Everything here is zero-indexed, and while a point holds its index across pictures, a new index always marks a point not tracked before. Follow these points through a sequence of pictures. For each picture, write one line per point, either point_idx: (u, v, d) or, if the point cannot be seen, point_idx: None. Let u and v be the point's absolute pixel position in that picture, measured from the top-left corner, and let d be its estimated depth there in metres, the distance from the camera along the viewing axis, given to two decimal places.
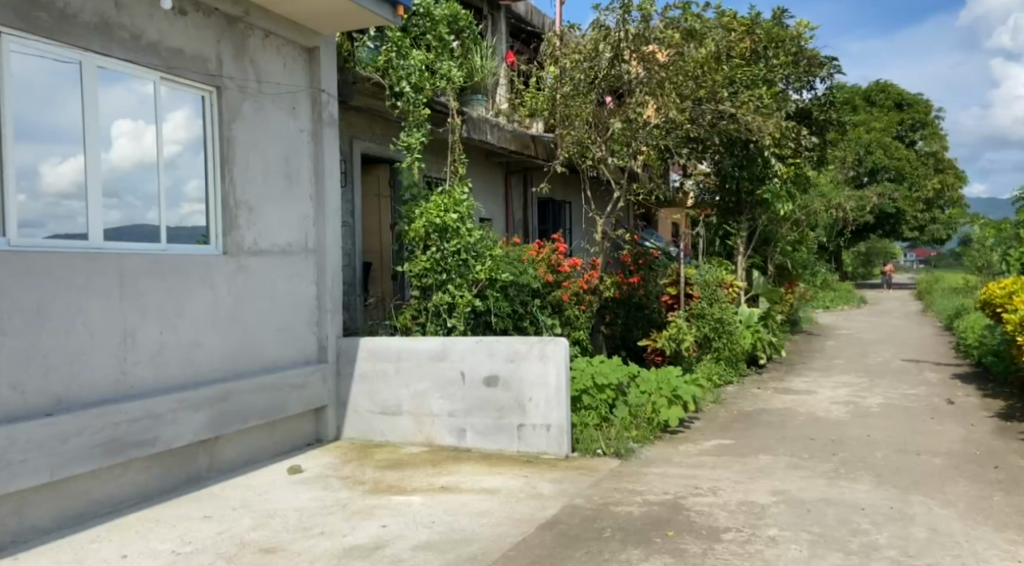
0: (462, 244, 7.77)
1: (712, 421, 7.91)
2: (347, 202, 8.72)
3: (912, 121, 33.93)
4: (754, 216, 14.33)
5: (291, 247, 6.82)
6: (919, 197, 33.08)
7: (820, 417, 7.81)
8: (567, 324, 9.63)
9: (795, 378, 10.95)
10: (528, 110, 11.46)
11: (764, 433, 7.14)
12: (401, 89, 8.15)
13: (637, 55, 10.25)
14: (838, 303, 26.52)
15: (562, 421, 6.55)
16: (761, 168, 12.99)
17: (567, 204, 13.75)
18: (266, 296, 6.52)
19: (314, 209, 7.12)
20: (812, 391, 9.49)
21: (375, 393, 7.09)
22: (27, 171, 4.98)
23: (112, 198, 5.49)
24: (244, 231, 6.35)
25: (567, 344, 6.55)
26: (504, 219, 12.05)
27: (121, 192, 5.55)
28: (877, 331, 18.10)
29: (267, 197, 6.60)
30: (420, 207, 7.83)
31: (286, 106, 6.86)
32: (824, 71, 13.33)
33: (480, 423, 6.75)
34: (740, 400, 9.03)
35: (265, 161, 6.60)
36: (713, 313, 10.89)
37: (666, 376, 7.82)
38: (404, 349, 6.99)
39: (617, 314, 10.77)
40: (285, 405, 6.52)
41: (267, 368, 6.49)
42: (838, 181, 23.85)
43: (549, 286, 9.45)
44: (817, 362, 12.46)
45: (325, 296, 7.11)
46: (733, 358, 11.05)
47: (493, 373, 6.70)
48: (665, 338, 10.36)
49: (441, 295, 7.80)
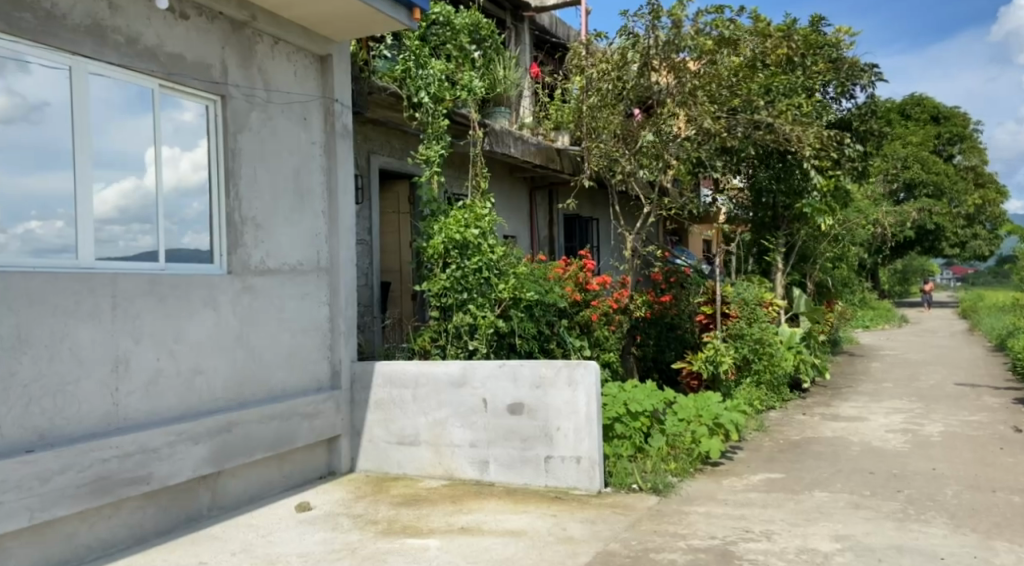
0: (484, 261, 7.33)
1: (756, 451, 7.33)
2: (364, 219, 8.31)
3: (950, 135, 33.06)
4: (795, 233, 13.73)
5: (301, 266, 6.36)
6: (958, 213, 32.17)
7: (875, 447, 7.21)
8: (596, 346, 9.11)
9: (842, 402, 10.31)
10: (554, 122, 11.01)
11: (814, 466, 6.60)
12: (419, 99, 7.73)
13: (668, 64, 9.80)
14: (877, 321, 25.68)
15: (593, 453, 6.01)
16: (799, 180, 12.50)
17: (594, 220, 13.20)
18: (275, 318, 6.06)
19: (327, 225, 6.67)
20: (863, 418, 8.88)
21: (391, 422, 6.60)
22: (66, 198, 4.83)
23: (144, 224, 5.29)
24: (251, 248, 5.89)
25: (598, 369, 6.02)
26: (530, 236, 11.56)
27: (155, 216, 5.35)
28: (923, 352, 17.36)
29: (276, 213, 6.14)
30: (439, 223, 7.39)
31: (296, 117, 6.41)
32: (868, 77, 12.60)
33: (503, 455, 6.23)
34: (784, 427, 8.44)
35: (274, 175, 6.15)
36: (753, 333, 10.22)
37: (706, 402, 7.28)
38: (422, 374, 6.50)
39: (649, 334, 10.42)
40: (295, 436, 6.04)
41: (276, 396, 6.01)
42: (878, 195, 23.06)
43: (577, 306, 9.00)
44: (863, 386, 11.81)
45: (338, 318, 6.64)
46: (773, 382, 10.47)
47: (518, 400, 6.19)
48: (702, 360, 9.73)
49: (463, 315, 7.32)
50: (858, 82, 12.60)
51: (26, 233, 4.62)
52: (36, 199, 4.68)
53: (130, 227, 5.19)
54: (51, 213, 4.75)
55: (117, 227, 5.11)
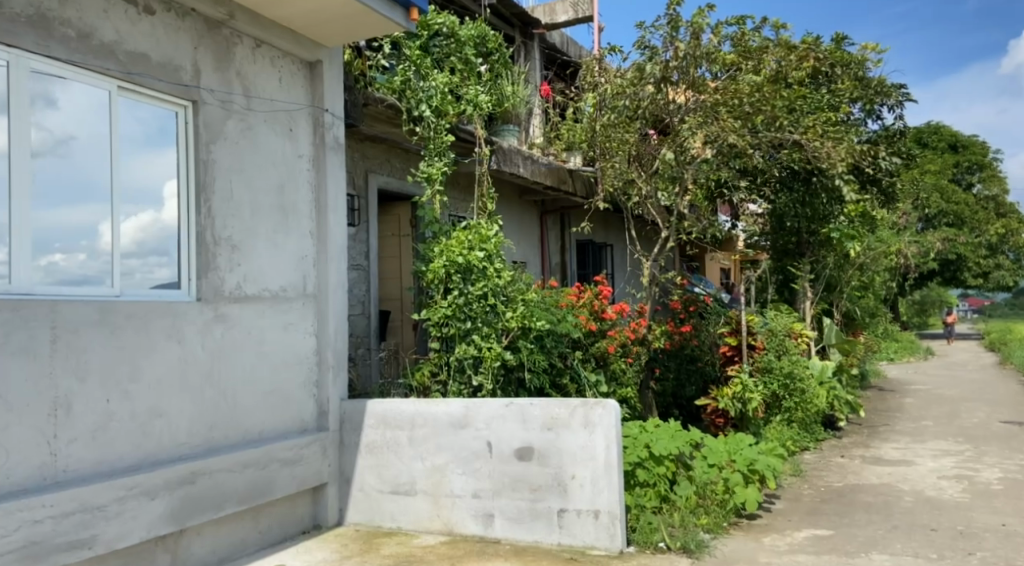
0: (489, 286, 6.62)
1: (796, 502, 6.72)
2: (361, 243, 7.69)
3: (969, 163, 32.28)
4: (818, 261, 13.14)
5: (284, 293, 5.61)
6: (981, 242, 31.36)
7: (930, 497, 6.75)
8: (612, 380, 8.34)
9: (881, 443, 9.58)
10: (565, 142, 10.41)
11: (866, 521, 6.14)
12: (420, 112, 7.04)
13: (687, 82, 9.16)
14: (901, 354, 24.85)
15: (614, 506, 5.25)
16: (824, 204, 11.87)
17: (608, 245, 12.49)
18: (252, 352, 5.30)
19: (316, 248, 5.91)
20: (910, 464, 8.19)
21: (385, 468, 5.86)
22: (87, 230, 4.54)
23: (162, 256, 4.91)
24: (225, 273, 5.16)
25: (618, 410, 5.29)
26: (541, 263, 10.87)
27: (157, 243, 4.89)
28: (957, 386, 16.58)
29: (255, 233, 5.39)
30: (439, 245, 6.71)
31: (282, 127, 5.67)
32: (896, 97, 11.79)
33: (511, 507, 5.49)
34: (824, 474, 7.71)
35: (255, 191, 5.40)
36: (782, 368, 9.43)
37: (738, 445, 6.52)
38: (420, 415, 5.77)
39: (669, 367, 9.55)
40: (274, 485, 5.29)
41: (252, 439, 5.26)
42: (902, 223, 22.23)
43: (592, 336, 8.28)
44: (901, 424, 11.07)
45: (326, 352, 5.88)
46: (806, 421, 9.62)
47: (527, 444, 5.45)
48: (729, 397, 9.03)
49: (465, 347, 6.58)
50: (885, 103, 11.80)
51: (51, 266, 4.34)
52: (53, 233, 4.37)
53: (145, 260, 4.82)
54: (73, 245, 4.46)
55: (132, 259, 4.75)
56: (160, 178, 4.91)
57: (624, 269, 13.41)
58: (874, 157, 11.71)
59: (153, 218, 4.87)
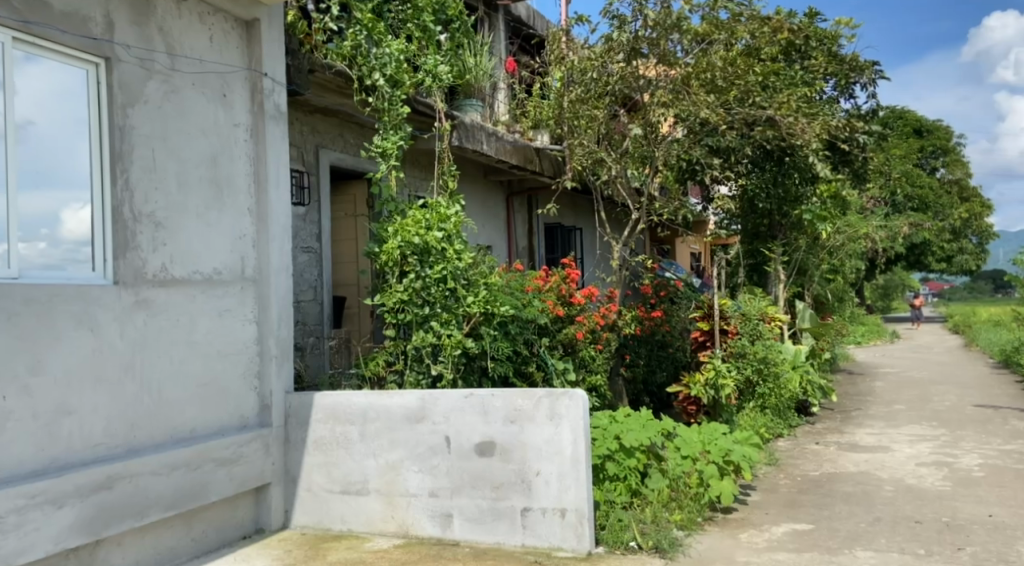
0: (448, 269, 6.12)
1: (772, 493, 6.36)
2: (311, 224, 7.21)
3: (933, 148, 32.33)
4: (790, 242, 12.94)
5: (218, 275, 5.11)
6: (945, 226, 31.57)
7: (911, 486, 6.43)
8: (581, 368, 7.95)
9: (856, 429, 9.31)
10: (532, 120, 9.88)
11: (847, 513, 5.80)
12: (373, 81, 6.55)
13: (658, 58, 8.83)
14: (869, 338, 24.87)
15: (581, 505, 4.86)
16: (796, 184, 11.62)
17: (577, 229, 12.04)
18: (181, 340, 4.81)
19: (255, 227, 5.41)
20: (887, 450, 7.88)
21: (334, 466, 5.41)
22: (48, 218, 4.30)
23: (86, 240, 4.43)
24: (148, 252, 4.65)
25: (586, 400, 4.89)
26: (508, 246, 10.40)
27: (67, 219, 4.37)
28: (926, 369, 16.50)
29: (183, 209, 4.88)
30: (394, 224, 6.18)
31: (213, 92, 5.15)
32: (868, 75, 11.45)
33: (471, 507, 5.08)
34: (800, 463, 7.35)
35: (182, 162, 4.89)
36: (755, 352, 9.11)
37: (713, 434, 6.18)
38: (372, 408, 5.33)
39: (639, 353, 9.26)
40: (208, 488, 4.82)
41: (183, 438, 4.78)
42: (871, 208, 22.12)
43: (559, 322, 7.82)
44: (874, 409, 10.85)
45: (268, 341, 5.39)
46: (779, 406, 9.36)
47: (489, 438, 5.04)
48: (702, 384, 8.65)
49: (423, 334, 6.10)
50: (856, 83, 11.49)
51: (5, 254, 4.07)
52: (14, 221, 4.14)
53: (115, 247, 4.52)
54: (32, 233, 4.22)
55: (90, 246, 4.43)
56: (71, 145, 4.39)
57: (594, 253, 13.01)
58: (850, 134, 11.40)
59: (61, 191, 4.35)
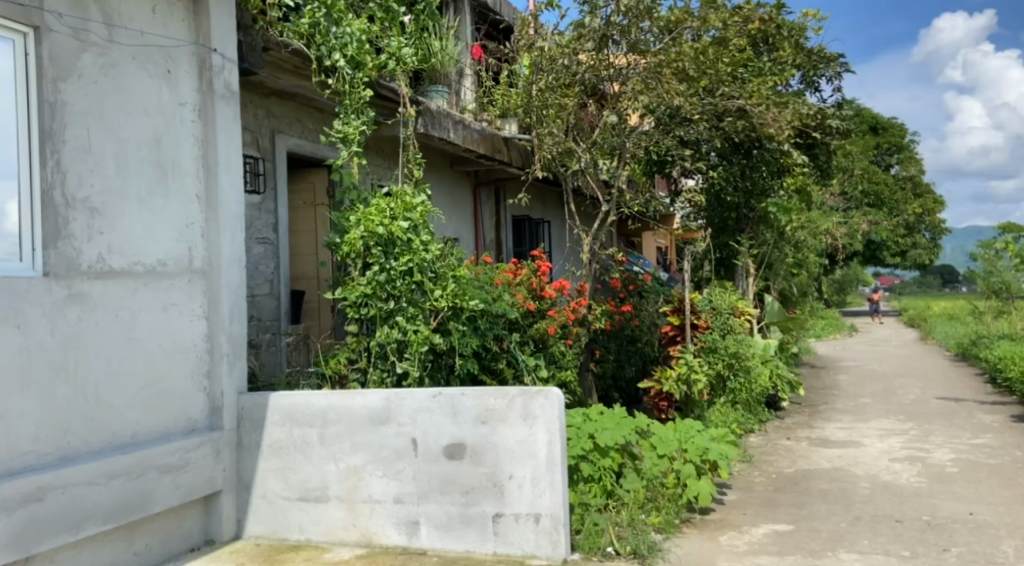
0: (415, 261, 5.75)
1: (748, 492, 6.16)
2: (267, 214, 6.86)
3: (888, 144, 32.70)
4: (756, 235, 12.81)
5: (162, 266, 4.87)
6: (900, 222, 32.02)
7: (888, 483, 6.29)
8: (551, 364, 7.68)
9: (825, 424, 9.20)
10: (500, 109, 9.63)
11: (826, 512, 5.62)
12: (333, 62, 6.19)
13: (627, 44, 8.62)
14: (827, 332, 25.03)
15: (557, 510, 4.63)
16: (764, 176, 11.51)
17: (546, 222, 11.80)
18: (121, 337, 4.56)
19: (204, 215, 5.18)
20: (860, 445, 7.72)
21: (292, 472, 5.17)
22: None
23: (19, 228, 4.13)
24: (83, 242, 4.35)
25: (562, 400, 4.66)
26: (475, 238, 10.09)
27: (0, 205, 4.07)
28: (888, 362, 16.57)
29: (123, 194, 4.60)
30: (355, 213, 5.80)
31: (156, 68, 4.86)
32: (835, 69, 11.39)
33: (439, 514, 4.83)
34: (774, 459, 7.15)
35: (121, 143, 4.60)
36: (727, 347, 8.85)
37: (690, 433, 6.00)
38: (332, 409, 5.08)
39: (609, 348, 9.06)
40: (152, 497, 4.58)
41: (125, 444, 4.54)
42: (830, 203, 22.20)
43: (530, 317, 7.57)
44: (841, 402, 10.78)
45: (218, 337, 5.16)
46: (749, 401, 9.25)
47: (459, 440, 4.78)
48: (674, 380, 8.50)
49: (388, 330, 5.76)
50: (823, 75, 11.40)
51: None
52: None
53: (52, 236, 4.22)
54: None
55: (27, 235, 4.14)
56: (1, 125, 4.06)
57: (562, 246, 12.75)
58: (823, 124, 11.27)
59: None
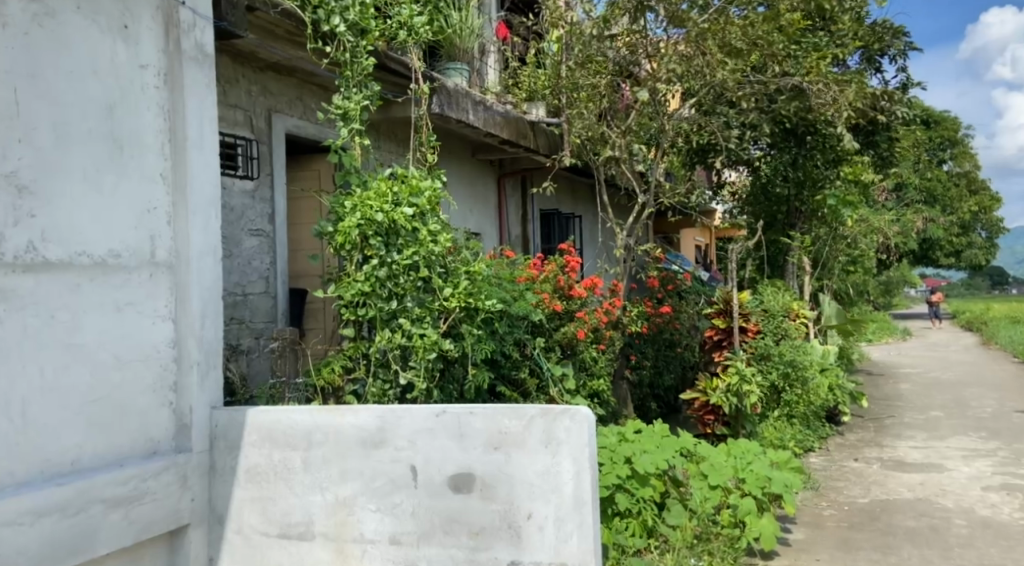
0: (422, 254, 4.91)
1: (818, 529, 5.22)
2: (262, 203, 6.07)
3: (941, 139, 30.29)
4: (809, 231, 11.78)
5: (115, 258, 4.07)
6: (953, 220, 30.56)
7: (987, 520, 5.29)
8: (581, 371, 6.86)
9: (894, 441, 8.18)
10: (526, 91, 8.76)
11: (919, 559, 4.66)
12: (333, 28, 5.41)
13: (666, 14, 7.68)
14: (880, 336, 23.76)
15: (586, 561, 3.74)
16: (819, 166, 10.49)
17: (576, 217, 10.96)
18: (59, 343, 3.79)
19: (170, 197, 4.38)
20: (942, 469, 6.68)
21: (271, 503, 4.35)
22: None
23: None
24: (7, 228, 3.60)
25: (592, 421, 3.80)
26: (499, 232, 9.25)
27: None
28: (951, 369, 15.39)
29: (64, 169, 3.84)
30: (351, 198, 4.93)
31: (110, 22, 4.09)
32: (900, 46, 10.38)
33: (441, 559, 3.97)
34: (843, 486, 6.16)
35: (62, 109, 3.84)
36: (782, 355, 7.92)
37: (745, 458, 5.13)
38: (318, 429, 4.25)
39: (646, 354, 8.24)
40: (93, 537, 3.81)
41: (62, 472, 3.77)
42: (882, 198, 20.95)
43: (556, 319, 6.71)
44: (909, 415, 9.72)
45: (186, 343, 4.39)
46: (807, 415, 8.29)
47: (466, 469, 3.93)
48: (723, 391, 7.51)
49: (390, 335, 4.93)
50: (886, 53, 10.43)
51: None
52: None
53: None
54: None
55: None
56: None
57: (594, 242, 11.86)
58: (889, 108, 10.24)
59: None
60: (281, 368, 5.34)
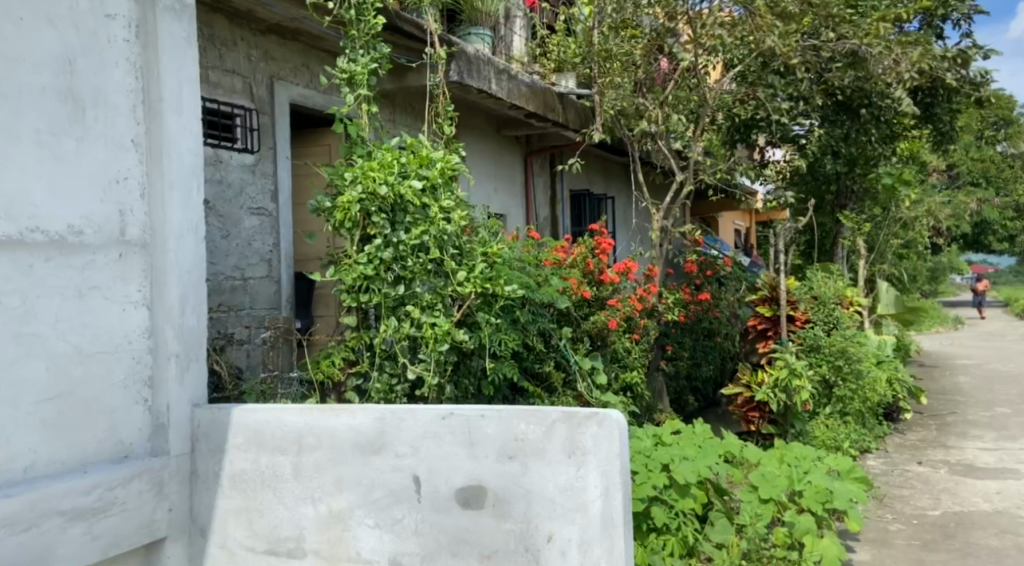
0: (432, 233, 4.34)
1: (884, 547, 4.59)
2: (263, 178, 5.54)
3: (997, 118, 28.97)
4: (861, 213, 11.00)
5: (76, 235, 3.56)
6: (1009, 203, 29.24)
7: None
8: (613, 363, 6.28)
9: (959, 442, 7.47)
10: (556, 60, 8.13)
11: None
12: None
13: None
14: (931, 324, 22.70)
15: None
16: (876, 141, 9.70)
17: (609, 198, 10.34)
18: (8, 333, 3.30)
19: (144, 166, 3.86)
20: (1019, 475, 5.97)
21: (257, 515, 3.82)
22: None
23: None
24: None
25: (624, 427, 3.20)
26: (526, 214, 8.67)
27: None
28: (1012, 359, 14.49)
29: (13, 132, 3.33)
30: (352, 168, 4.38)
31: None
32: (965, 10, 9.51)
33: None
34: (909, 495, 5.50)
35: (10, 63, 3.33)
36: (835, 345, 7.24)
37: (801, 468, 4.51)
38: (310, 431, 3.70)
39: (684, 344, 7.64)
40: (49, 555, 3.32)
41: (13, 480, 3.28)
42: (935, 179, 19.87)
43: (585, 307, 6.13)
44: (973, 411, 8.97)
45: (163, 333, 3.87)
46: (863, 411, 7.58)
47: (476, 481, 3.37)
48: (770, 386, 6.86)
49: (397, 324, 4.37)
50: (949, 17, 9.53)
51: None
52: None
53: None
54: None
55: None
56: None
57: (628, 224, 11.23)
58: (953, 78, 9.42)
59: None
60: (273, 361, 5.15)
